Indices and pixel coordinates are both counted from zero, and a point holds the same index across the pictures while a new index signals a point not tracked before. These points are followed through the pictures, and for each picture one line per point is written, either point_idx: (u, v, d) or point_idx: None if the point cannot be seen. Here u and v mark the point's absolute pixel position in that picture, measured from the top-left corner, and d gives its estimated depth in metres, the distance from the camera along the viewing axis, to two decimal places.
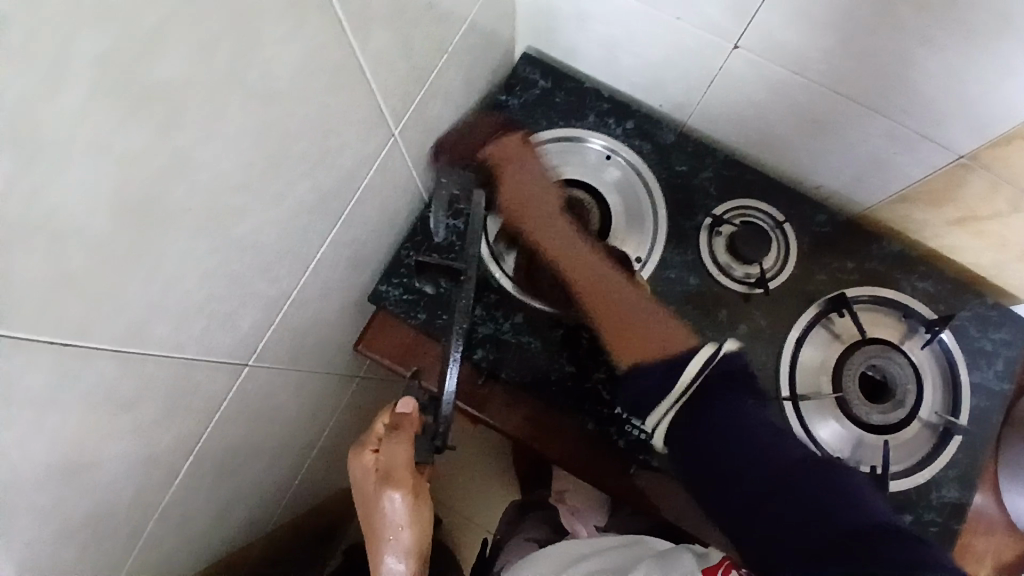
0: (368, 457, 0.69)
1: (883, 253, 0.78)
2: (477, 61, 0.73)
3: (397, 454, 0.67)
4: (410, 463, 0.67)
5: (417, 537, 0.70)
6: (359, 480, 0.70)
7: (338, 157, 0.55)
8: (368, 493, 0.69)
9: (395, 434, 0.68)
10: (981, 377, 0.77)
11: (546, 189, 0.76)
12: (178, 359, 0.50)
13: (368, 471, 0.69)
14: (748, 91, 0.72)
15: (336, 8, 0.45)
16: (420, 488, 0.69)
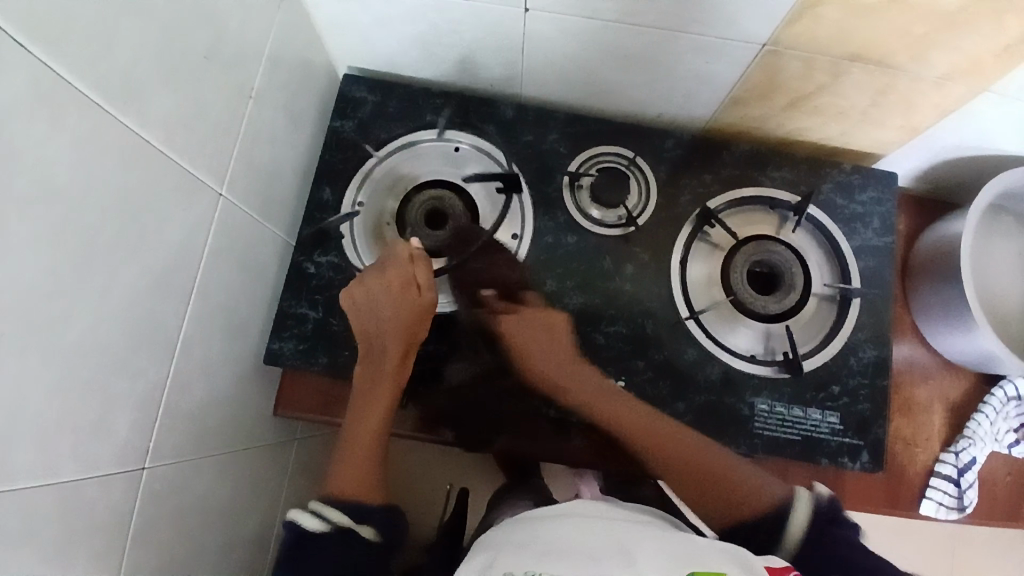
0: (400, 248, 0.72)
1: (735, 156, 0.81)
2: (294, 96, 0.72)
3: (411, 282, 0.72)
4: (417, 302, 0.71)
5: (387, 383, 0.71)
6: (369, 296, 0.71)
7: (160, 231, 0.54)
8: (377, 312, 0.72)
9: (422, 264, 0.72)
10: (861, 239, 0.79)
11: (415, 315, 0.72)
12: (59, 483, 0.47)
13: (393, 261, 0.72)
14: (558, 45, 0.72)
15: (89, 91, 0.44)
16: (406, 322, 0.72)
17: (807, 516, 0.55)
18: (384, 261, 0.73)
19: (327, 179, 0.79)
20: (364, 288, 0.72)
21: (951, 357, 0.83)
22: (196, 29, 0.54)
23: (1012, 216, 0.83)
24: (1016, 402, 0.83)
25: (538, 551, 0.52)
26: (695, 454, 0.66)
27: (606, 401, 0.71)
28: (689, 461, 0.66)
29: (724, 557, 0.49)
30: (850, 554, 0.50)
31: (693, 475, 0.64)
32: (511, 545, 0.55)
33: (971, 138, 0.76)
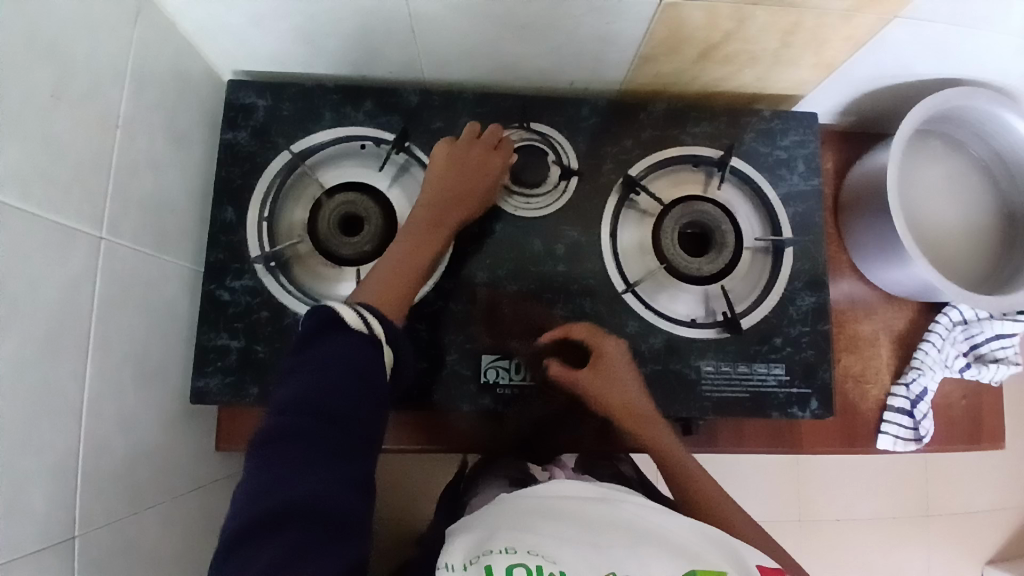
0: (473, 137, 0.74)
1: (653, 115, 0.78)
2: (171, 114, 0.66)
3: (490, 157, 0.74)
4: (490, 174, 0.73)
5: (447, 222, 0.72)
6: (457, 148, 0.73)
7: (33, 292, 0.49)
8: (467, 162, 0.72)
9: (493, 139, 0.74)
10: (788, 186, 0.77)
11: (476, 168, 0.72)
12: None
13: (471, 139, 0.74)
14: (450, 23, 0.67)
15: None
16: (476, 179, 0.72)
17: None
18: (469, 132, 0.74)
19: (228, 197, 0.73)
20: (442, 158, 0.72)
21: (891, 289, 0.83)
22: (34, 65, 0.48)
23: (936, 139, 0.83)
24: (962, 327, 0.84)
25: (547, 540, 0.48)
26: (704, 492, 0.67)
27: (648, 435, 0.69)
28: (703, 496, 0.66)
29: (717, 549, 0.49)
30: None
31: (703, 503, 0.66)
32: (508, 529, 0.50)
33: (885, 67, 0.74)
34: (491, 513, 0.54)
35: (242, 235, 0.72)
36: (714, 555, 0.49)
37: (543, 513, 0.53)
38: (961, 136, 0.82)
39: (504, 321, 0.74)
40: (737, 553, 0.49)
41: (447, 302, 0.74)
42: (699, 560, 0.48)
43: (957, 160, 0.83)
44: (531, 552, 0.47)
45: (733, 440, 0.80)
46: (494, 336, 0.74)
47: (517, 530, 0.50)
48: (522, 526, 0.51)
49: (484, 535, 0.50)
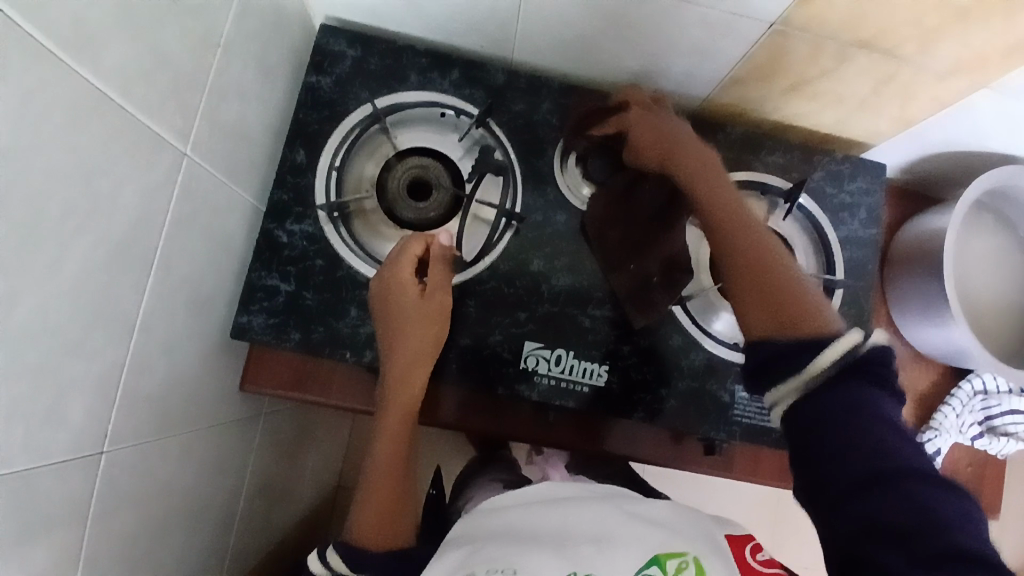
0: (408, 272, 0.66)
1: (730, 138, 0.79)
2: (265, 47, 0.66)
3: (434, 298, 0.67)
4: (443, 311, 0.67)
5: (412, 391, 0.66)
6: (396, 302, 0.66)
7: (116, 198, 0.48)
8: (413, 316, 0.66)
9: (440, 263, 0.68)
10: (848, 230, 0.79)
11: (431, 313, 0.67)
12: (11, 474, 0.42)
13: (406, 286, 0.66)
14: (558, 10, 0.67)
15: (42, 37, 0.38)
16: (428, 328, 0.67)
17: (856, 346, 0.51)
18: (398, 258, 0.66)
19: (302, 140, 0.73)
20: (393, 316, 0.66)
21: (922, 348, 0.85)
22: None
23: (990, 215, 0.85)
24: (982, 397, 0.85)
25: (509, 549, 0.51)
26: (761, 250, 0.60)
27: (730, 192, 0.64)
28: (753, 259, 0.60)
29: (690, 532, 0.51)
30: (850, 421, 0.48)
31: (755, 267, 0.59)
32: (494, 536, 0.54)
33: (962, 133, 0.76)
34: (481, 519, 0.59)
35: (309, 181, 0.72)
36: (685, 537, 0.50)
37: (509, 524, 0.56)
38: (1014, 215, 0.84)
39: (554, 313, 0.74)
40: (706, 533, 0.52)
41: (500, 284, 0.74)
42: (660, 545, 0.49)
43: (1006, 239, 0.84)
44: (495, 567, 0.49)
45: (750, 469, 0.79)
46: (540, 325, 0.73)
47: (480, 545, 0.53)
48: (494, 539, 0.53)
49: (460, 558, 0.52)
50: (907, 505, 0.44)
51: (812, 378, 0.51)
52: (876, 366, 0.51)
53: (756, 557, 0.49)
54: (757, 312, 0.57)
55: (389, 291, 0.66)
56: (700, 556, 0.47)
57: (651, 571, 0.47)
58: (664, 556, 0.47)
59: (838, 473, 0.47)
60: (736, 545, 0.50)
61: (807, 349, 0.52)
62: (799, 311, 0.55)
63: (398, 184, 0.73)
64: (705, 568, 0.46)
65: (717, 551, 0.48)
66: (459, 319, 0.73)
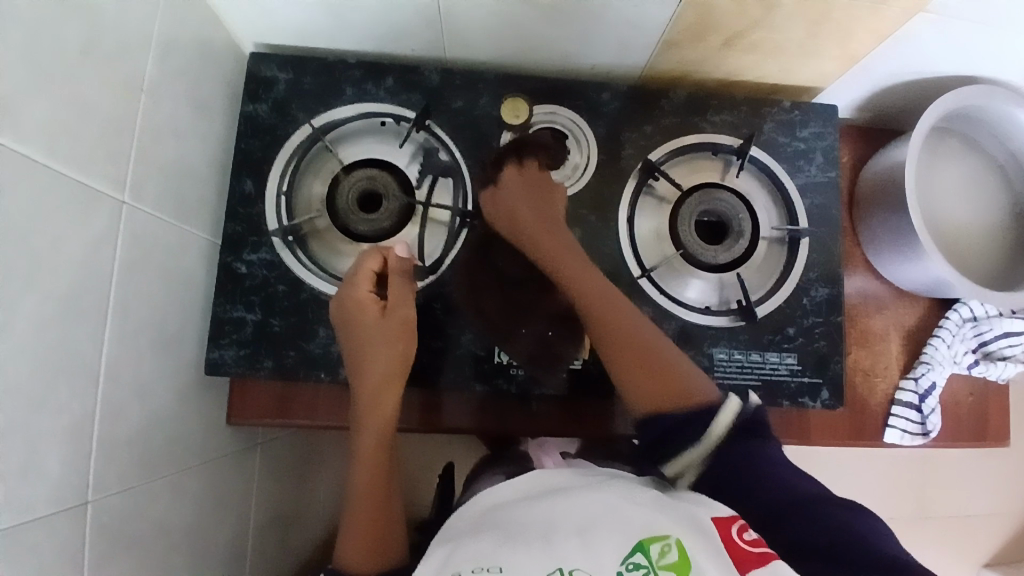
0: (364, 291, 0.68)
1: (674, 103, 0.79)
2: (195, 85, 0.66)
3: (396, 313, 0.68)
4: (408, 325, 0.68)
5: (383, 408, 0.66)
6: (356, 324, 0.67)
7: (56, 254, 0.49)
8: (374, 334, 0.67)
9: (398, 276, 0.69)
10: (806, 177, 0.78)
11: (395, 329, 0.68)
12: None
13: (365, 305, 0.68)
14: (477, 3, 0.67)
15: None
16: (393, 346, 0.68)
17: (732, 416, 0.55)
18: (354, 278, 0.68)
19: (248, 170, 0.73)
20: (354, 337, 0.68)
21: (902, 284, 0.84)
22: (65, 22, 0.47)
23: (953, 137, 0.83)
24: (971, 324, 0.84)
25: (489, 542, 0.47)
26: (632, 337, 0.64)
27: (602, 280, 0.67)
28: (625, 349, 0.63)
29: (672, 514, 0.47)
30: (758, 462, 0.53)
31: (631, 358, 0.63)
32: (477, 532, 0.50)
33: (907, 63, 0.74)
34: (469, 513, 0.55)
35: (261, 209, 0.72)
36: (670, 518, 0.47)
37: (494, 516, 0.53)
38: (978, 135, 0.82)
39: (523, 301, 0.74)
40: (692, 512, 0.48)
41: (463, 282, 0.74)
42: (647, 528, 0.46)
43: (973, 160, 0.83)
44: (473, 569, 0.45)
45: None
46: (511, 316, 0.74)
47: (466, 540, 0.49)
48: (477, 532, 0.50)
49: (443, 557, 0.49)
50: (821, 526, 0.48)
51: (716, 443, 0.54)
52: (755, 428, 0.55)
53: (743, 538, 0.45)
54: (640, 388, 0.61)
55: (351, 316, 0.68)
56: (683, 541, 0.44)
57: (634, 560, 0.44)
58: (646, 543, 0.45)
59: (764, 509, 0.51)
60: (720, 526, 0.46)
61: (699, 417, 0.56)
62: (676, 391, 0.59)
63: (348, 199, 0.73)
64: (689, 556, 0.43)
65: (699, 533, 0.45)
66: (432, 323, 0.73)
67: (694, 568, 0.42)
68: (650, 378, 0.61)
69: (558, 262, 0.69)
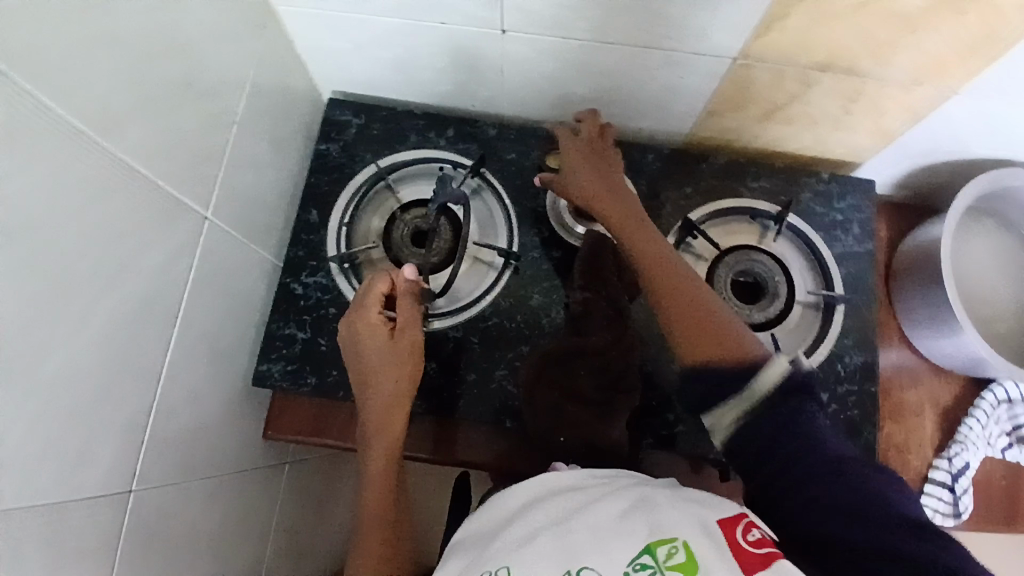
0: (374, 313, 0.69)
1: (713, 168, 0.83)
2: (277, 121, 0.74)
3: (405, 335, 0.68)
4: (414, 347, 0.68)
5: (392, 429, 0.67)
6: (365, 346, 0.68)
7: (141, 257, 0.54)
8: (383, 357, 0.68)
9: (408, 297, 0.69)
10: (841, 246, 0.80)
11: (403, 350, 0.68)
12: (46, 506, 0.47)
13: (375, 325, 0.68)
14: (534, 66, 0.74)
15: (80, 131, 0.45)
16: (401, 368, 0.68)
17: (782, 373, 0.53)
18: (364, 299, 0.69)
19: (314, 201, 0.80)
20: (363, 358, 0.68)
21: (938, 360, 0.83)
22: (173, 56, 0.55)
23: (987, 218, 0.84)
24: (1008, 407, 0.82)
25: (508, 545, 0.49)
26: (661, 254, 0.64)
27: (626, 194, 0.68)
28: (656, 260, 0.63)
29: (679, 514, 0.47)
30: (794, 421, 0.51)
31: (660, 272, 0.62)
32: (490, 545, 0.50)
33: (942, 144, 0.78)
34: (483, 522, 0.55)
35: (322, 237, 0.78)
36: (672, 518, 0.46)
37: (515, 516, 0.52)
38: (1013, 216, 0.84)
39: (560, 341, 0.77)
40: (698, 513, 0.47)
41: (501, 321, 0.77)
42: (658, 529, 0.45)
43: (1010, 241, 0.84)
44: (484, 570, 0.47)
45: None
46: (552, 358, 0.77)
47: (490, 545, 0.50)
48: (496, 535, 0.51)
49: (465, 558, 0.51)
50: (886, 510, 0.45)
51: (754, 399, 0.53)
52: (803, 387, 0.53)
53: (748, 539, 0.45)
54: (678, 327, 0.59)
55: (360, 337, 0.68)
56: (690, 542, 0.44)
57: (642, 560, 0.44)
58: (652, 546, 0.44)
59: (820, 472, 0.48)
60: (727, 527, 0.46)
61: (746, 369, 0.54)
62: (715, 330, 0.57)
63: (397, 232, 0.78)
64: (695, 558, 0.43)
65: (706, 535, 0.45)
66: (467, 356, 0.76)
67: (702, 570, 0.42)
68: (690, 313, 0.59)
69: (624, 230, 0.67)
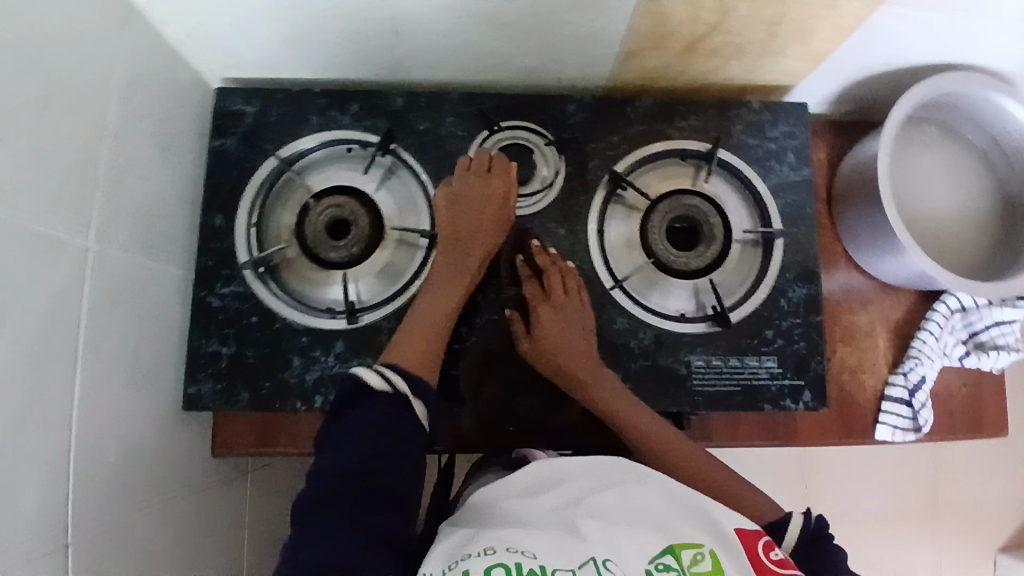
0: (493, 183, 0.73)
1: (640, 111, 0.78)
2: (160, 123, 0.67)
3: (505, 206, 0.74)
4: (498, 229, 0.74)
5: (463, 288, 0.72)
6: (483, 205, 0.73)
7: (24, 304, 0.49)
8: (486, 219, 0.73)
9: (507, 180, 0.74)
10: (777, 177, 0.77)
11: (488, 219, 0.73)
12: None
13: (494, 190, 0.73)
14: (433, 25, 0.67)
15: None
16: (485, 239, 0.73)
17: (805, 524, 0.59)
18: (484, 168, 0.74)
19: (219, 204, 0.74)
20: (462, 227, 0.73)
21: (886, 279, 0.82)
22: (21, 76, 0.47)
23: (930, 126, 0.81)
24: (960, 315, 0.82)
25: (518, 530, 0.48)
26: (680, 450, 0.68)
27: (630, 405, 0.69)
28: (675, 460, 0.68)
29: (695, 517, 0.49)
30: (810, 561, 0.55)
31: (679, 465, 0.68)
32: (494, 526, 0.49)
33: (876, 55, 0.73)
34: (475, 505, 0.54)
35: (231, 242, 0.73)
36: (693, 522, 0.49)
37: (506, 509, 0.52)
38: (956, 122, 0.81)
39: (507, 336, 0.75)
40: (717, 518, 0.49)
41: None
42: (675, 533, 0.47)
43: (951, 150, 0.81)
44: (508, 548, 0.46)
45: (730, 434, 0.79)
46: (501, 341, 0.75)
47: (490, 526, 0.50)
48: (498, 517, 0.51)
49: (462, 536, 0.49)
50: None
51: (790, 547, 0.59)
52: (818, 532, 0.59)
53: (769, 557, 0.46)
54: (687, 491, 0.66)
55: (483, 186, 0.73)
56: (715, 550, 0.46)
57: (664, 559, 0.45)
58: (679, 546, 0.46)
59: None
60: (748, 538, 0.48)
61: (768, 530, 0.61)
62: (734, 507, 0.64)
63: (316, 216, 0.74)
64: (721, 566, 0.45)
65: (727, 543, 0.47)
66: None
67: None
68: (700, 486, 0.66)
69: (620, 417, 0.69)
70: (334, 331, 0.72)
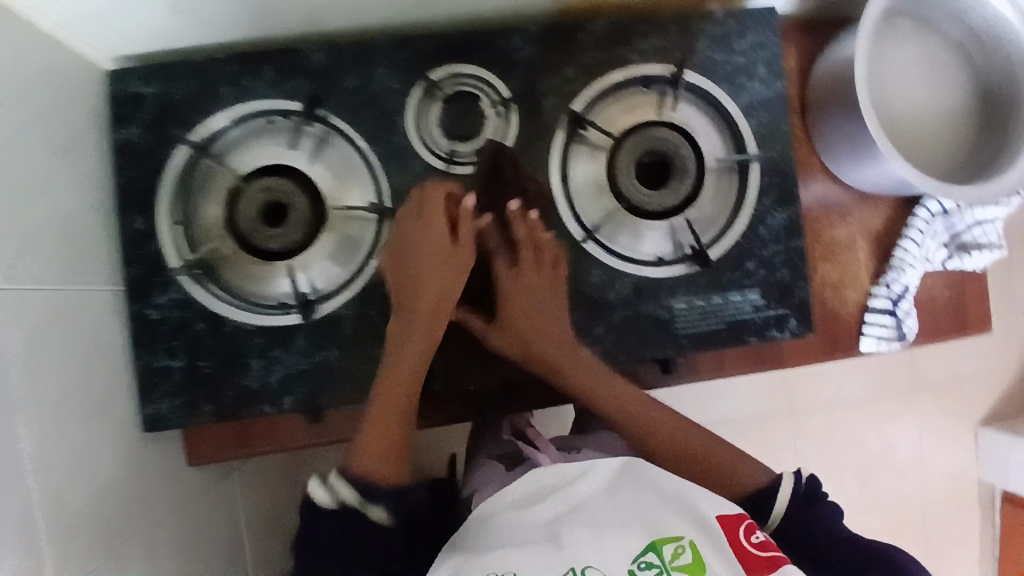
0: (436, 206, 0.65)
1: (593, 37, 0.69)
2: (51, 122, 0.57)
3: (461, 250, 0.65)
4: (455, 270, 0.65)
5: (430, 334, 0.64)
6: (425, 241, 0.64)
7: None
8: (439, 268, 0.65)
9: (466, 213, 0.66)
10: (748, 95, 0.71)
11: (440, 253, 0.65)
12: None
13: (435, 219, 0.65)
14: None
15: None
16: (437, 276, 0.65)
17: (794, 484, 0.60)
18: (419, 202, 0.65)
19: (137, 204, 0.66)
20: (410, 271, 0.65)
21: (865, 189, 0.78)
22: None
23: (905, 18, 0.74)
24: (942, 218, 0.79)
25: (510, 543, 0.48)
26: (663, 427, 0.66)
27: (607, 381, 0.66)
28: (656, 434, 0.66)
29: (677, 509, 0.49)
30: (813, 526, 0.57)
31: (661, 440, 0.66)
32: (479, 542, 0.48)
33: None
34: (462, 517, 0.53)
35: (158, 246, 0.66)
36: (677, 513, 0.49)
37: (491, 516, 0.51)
38: (931, 11, 0.74)
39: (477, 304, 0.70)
40: (699, 509, 0.49)
41: None
42: (659, 527, 0.47)
43: (925, 37, 0.75)
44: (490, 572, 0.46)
45: (716, 367, 0.77)
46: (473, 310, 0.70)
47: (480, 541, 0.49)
48: (487, 525, 0.50)
49: (452, 555, 0.48)
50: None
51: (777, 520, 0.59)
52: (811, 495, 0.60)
53: (750, 539, 0.47)
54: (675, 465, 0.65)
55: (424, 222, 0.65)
56: (696, 542, 0.46)
57: (648, 558, 0.45)
58: (661, 543, 0.46)
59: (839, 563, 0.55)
60: (728, 525, 0.48)
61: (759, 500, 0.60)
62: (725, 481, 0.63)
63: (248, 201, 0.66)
64: (702, 559, 0.46)
65: (708, 533, 0.47)
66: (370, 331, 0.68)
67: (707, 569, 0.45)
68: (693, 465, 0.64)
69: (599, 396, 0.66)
70: (292, 327, 0.67)
